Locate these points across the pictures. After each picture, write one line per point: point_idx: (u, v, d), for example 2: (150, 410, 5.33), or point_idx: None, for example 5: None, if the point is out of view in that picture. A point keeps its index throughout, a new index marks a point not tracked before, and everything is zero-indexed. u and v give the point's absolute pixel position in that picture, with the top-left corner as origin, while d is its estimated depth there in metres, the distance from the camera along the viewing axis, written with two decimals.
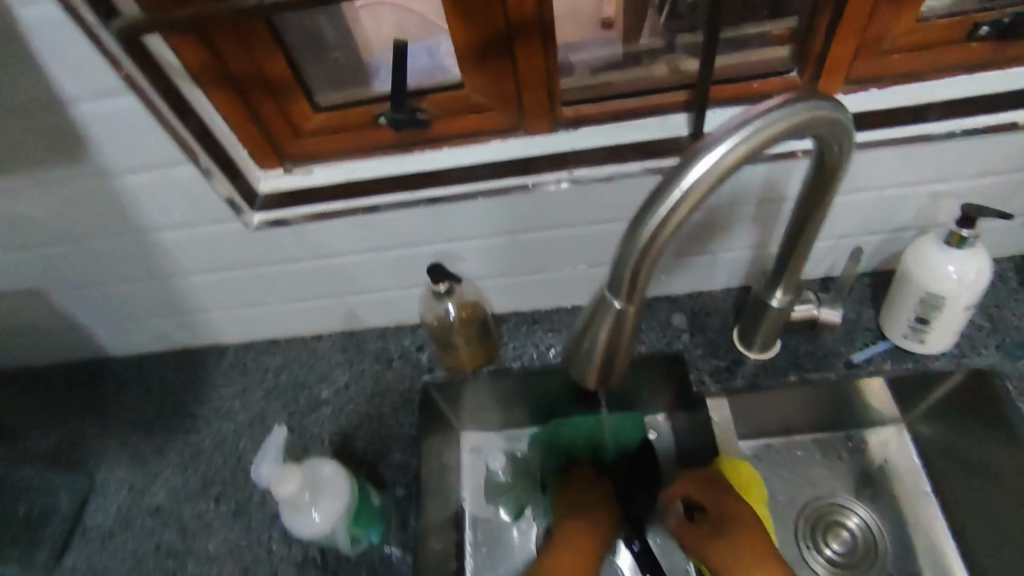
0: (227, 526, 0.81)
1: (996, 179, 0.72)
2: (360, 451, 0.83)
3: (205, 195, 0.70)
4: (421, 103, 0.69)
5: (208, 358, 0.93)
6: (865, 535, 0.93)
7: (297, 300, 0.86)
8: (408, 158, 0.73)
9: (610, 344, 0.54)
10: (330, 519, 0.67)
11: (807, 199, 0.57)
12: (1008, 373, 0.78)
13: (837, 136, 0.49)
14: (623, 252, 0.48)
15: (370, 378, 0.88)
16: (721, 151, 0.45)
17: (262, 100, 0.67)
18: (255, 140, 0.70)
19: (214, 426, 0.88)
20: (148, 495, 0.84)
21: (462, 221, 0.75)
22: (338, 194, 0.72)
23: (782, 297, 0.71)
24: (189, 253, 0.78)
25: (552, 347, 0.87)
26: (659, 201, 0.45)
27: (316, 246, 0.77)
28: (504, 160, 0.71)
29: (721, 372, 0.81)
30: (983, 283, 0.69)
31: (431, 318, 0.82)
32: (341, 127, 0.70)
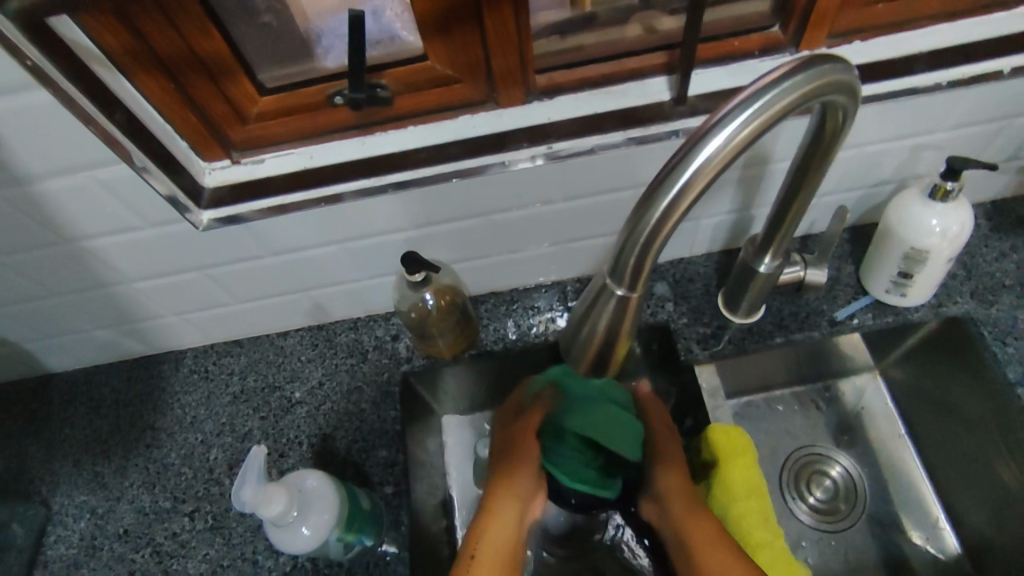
0: (207, 542, 0.74)
1: (976, 129, 0.71)
2: (343, 451, 0.77)
3: (143, 196, 0.64)
4: (381, 79, 0.62)
5: (164, 366, 0.85)
6: (846, 482, 0.93)
7: (258, 298, 0.80)
8: (371, 140, 0.67)
9: (611, 330, 0.50)
10: (321, 533, 0.63)
11: (803, 162, 0.54)
12: (982, 320, 0.81)
13: (844, 102, 0.47)
14: (627, 239, 0.44)
15: (344, 373, 0.82)
16: (732, 127, 0.41)
17: (199, 85, 0.59)
18: (195, 129, 0.62)
19: (178, 437, 0.81)
20: (113, 519, 0.77)
21: (434, 203, 0.70)
22: (294, 184, 0.66)
23: (770, 262, 0.70)
24: (130, 259, 0.71)
25: (534, 325, 0.84)
26: (668, 183, 0.42)
27: (276, 243, 0.72)
28: (475, 135, 0.66)
29: (709, 339, 0.80)
30: (964, 236, 0.70)
31: (407, 307, 0.77)
32: (291, 109, 0.63)
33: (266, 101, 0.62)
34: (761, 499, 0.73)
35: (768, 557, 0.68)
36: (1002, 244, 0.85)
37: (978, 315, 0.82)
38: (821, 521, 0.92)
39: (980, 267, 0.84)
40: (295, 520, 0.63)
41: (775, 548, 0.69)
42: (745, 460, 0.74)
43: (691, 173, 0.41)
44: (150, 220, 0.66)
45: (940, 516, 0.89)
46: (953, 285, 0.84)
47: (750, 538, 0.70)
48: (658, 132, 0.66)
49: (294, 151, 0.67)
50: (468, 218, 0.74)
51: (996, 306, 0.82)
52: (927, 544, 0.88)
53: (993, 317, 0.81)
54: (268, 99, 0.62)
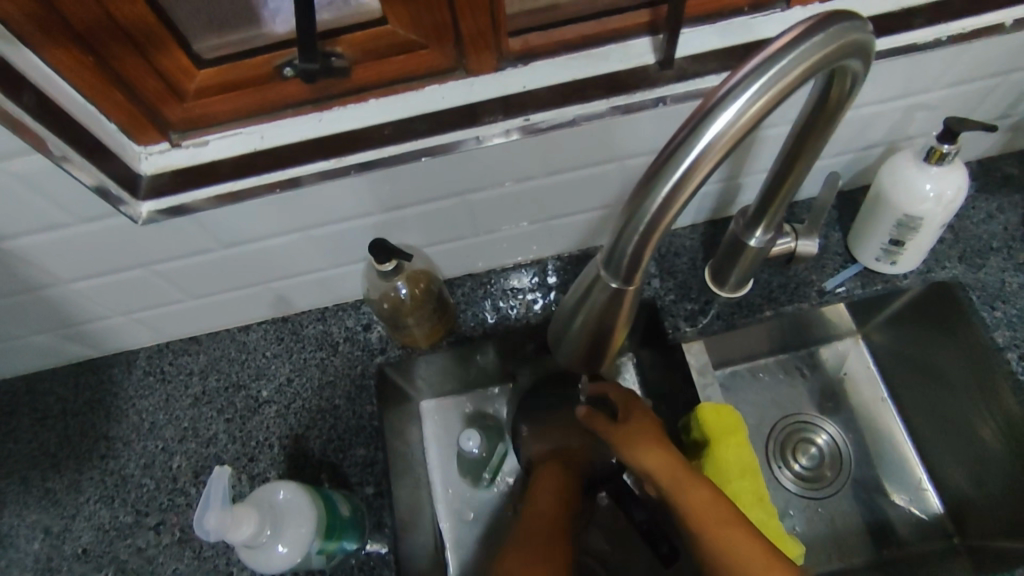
0: (176, 556, 0.70)
1: (972, 87, 0.68)
2: (318, 453, 0.73)
3: (69, 189, 0.56)
4: (335, 47, 0.55)
5: (115, 369, 0.79)
6: (832, 449, 0.93)
7: (214, 293, 0.73)
8: (328, 116, 0.60)
9: (604, 324, 0.46)
10: (300, 548, 0.59)
11: (802, 131, 0.50)
12: (970, 284, 0.80)
13: (857, 65, 0.42)
14: (624, 229, 0.40)
15: (314, 368, 0.77)
16: (741, 102, 0.36)
17: (125, 60, 0.51)
18: (125, 111, 0.55)
19: (137, 446, 0.75)
20: (71, 538, 0.71)
21: (402, 184, 0.64)
22: (245, 168, 0.60)
23: (762, 235, 0.66)
24: (62, 259, 0.63)
25: (513, 307, 0.79)
26: (669, 167, 0.37)
27: (228, 234, 0.65)
28: (444, 108, 0.60)
29: (697, 315, 0.76)
30: (958, 201, 0.67)
31: (377, 296, 0.72)
32: (234, 83, 0.56)
33: (204, 74, 0.54)
34: (754, 479, 0.71)
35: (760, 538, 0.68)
36: (988, 205, 0.84)
37: (966, 279, 0.80)
38: (806, 489, 0.91)
39: (968, 229, 0.83)
40: (269, 539, 0.58)
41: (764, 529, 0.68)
42: (737, 439, 0.72)
43: (696, 155, 0.37)
44: (81, 215, 0.59)
45: (923, 478, 0.89)
46: (942, 250, 0.82)
47: None
48: (644, 98, 0.60)
49: (241, 130, 0.60)
50: (440, 199, 0.68)
51: (984, 270, 0.81)
52: (910, 506, 0.88)
53: (981, 281, 0.80)
54: (208, 70, 0.54)
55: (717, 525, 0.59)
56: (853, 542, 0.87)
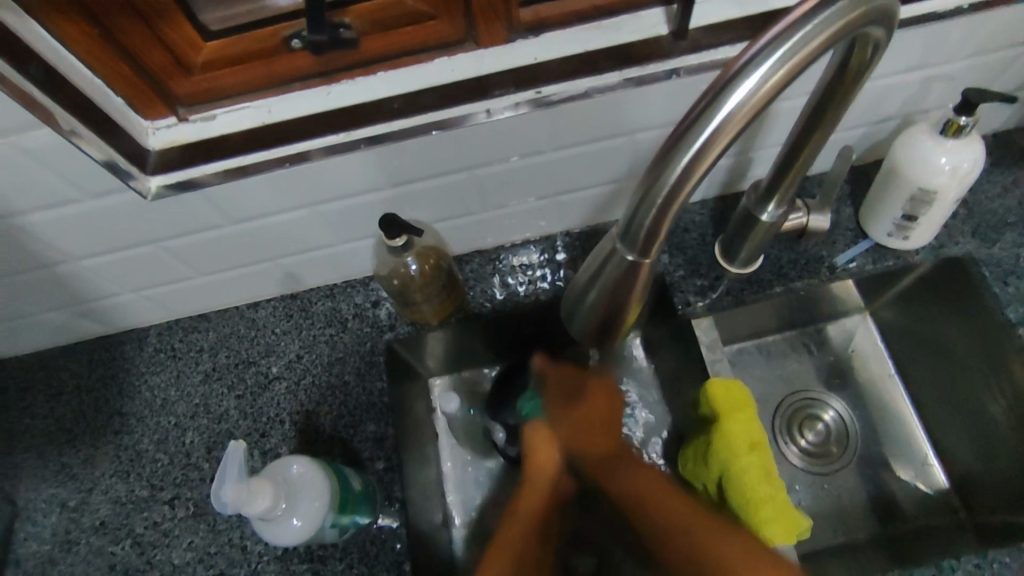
0: (191, 529, 0.70)
1: (990, 59, 0.67)
2: (329, 428, 0.73)
3: (77, 164, 0.56)
4: (343, 17, 0.54)
5: (126, 346, 0.79)
6: (838, 425, 0.93)
7: (222, 269, 0.73)
8: (337, 89, 0.59)
9: (619, 298, 0.46)
10: (314, 523, 0.59)
11: (819, 103, 0.49)
12: (982, 260, 0.80)
13: (880, 33, 0.42)
14: (642, 200, 0.39)
15: (324, 345, 0.77)
16: (764, 69, 0.36)
17: (132, 31, 0.50)
18: (131, 84, 0.54)
19: (150, 422, 0.75)
20: (87, 512, 0.72)
21: (411, 159, 0.64)
22: (254, 141, 0.59)
23: (774, 210, 0.66)
24: (72, 235, 0.63)
25: (521, 282, 0.79)
26: (689, 136, 0.37)
27: (237, 210, 0.65)
28: (454, 80, 0.59)
29: (707, 291, 0.76)
30: (974, 175, 0.67)
31: (387, 272, 0.72)
32: (241, 55, 0.55)
33: (211, 46, 0.53)
34: (763, 454, 0.71)
35: (768, 513, 0.67)
36: (1003, 179, 0.83)
37: (979, 255, 0.80)
38: (812, 464, 0.92)
39: (981, 204, 0.82)
40: (284, 513, 0.59)
41: (776, 505, 0.68)
42: (745, 414, 0.72)
43: (717, 124, 0.36)
44: (90, 190, 0.59)
45: (929, 454, 0.90)
46: (954, 226, 0.82)
47: (754, 493, 0.68)
48: (656, 71, 0.60)
49: (249, 103, 0.59)
50: (449, 174, 0.67)
51: (998, 246, 0.80)
52: (916, 481, 0.88)
53: (994, 257, 0.80)
54: (215, 42, 0.53)
55: (668, 513, 0.58)
56: (858, 517, 0.88)
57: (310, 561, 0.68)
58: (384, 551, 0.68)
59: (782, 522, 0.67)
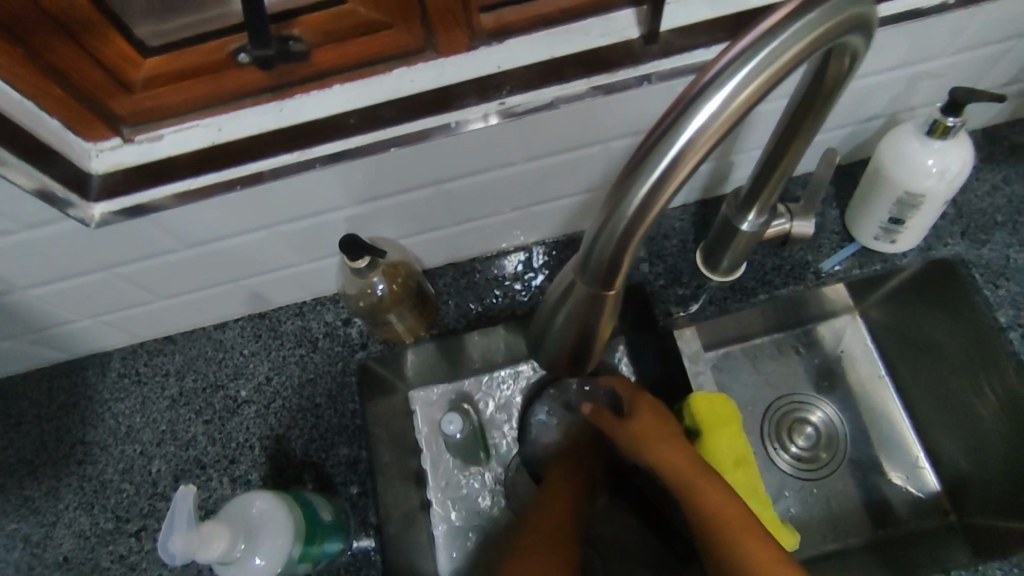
0: (160, 562, 0.68)
1: (979, 54, 0.64)
2: (300, 453, 0.71)
3: (14, 194, 0.53)
4: (291, 30, 0.51)
5: (88, 371, 0.76)
6: (827, 428, 0.91)
7: (184, 292, 0.70)
8: (289, 105, 0.56)
9: (586, 329, 0.43)
10: (275, 563, 0.57)
11: (798, 109, 0.46)
12: (973, 261, 0.77)
13: (857, 43, 0.39)
14: (602, 230, 0.36)
15: (294, 365, 0.74)
16: (726, 90, 0.33)
17: (61, 53, 0.47)
18: (67, 108, 0.51)
19: (114, 451, 0.73)
20: (51, 547, 0.70)
21: (372, 175, 0.61)
22: (203, 163, 0.56)
23: (755, 218, 0.63)
24: (18, 265, 0.60)
25: (497, 295, 0.77)
26: (649, 162, 0.34)
27: (193, 232, 0.62)
28: (413, 93, 0.56)
29: (689, 301, 0.74)
30: (963, 177, 0.64)
31: (355, 292, 0.69)
32: (184, 72, 0.51)
33: (152, 62, 0.50)
34: (748, 470, 0.70)
35: None
36: (994, 175, 0.80)
37: (968, 256, 0.78)
38: (803, 470, 0.90)
39: (971, 203, 0.79)
40: (244, 553, 0.56)
41: None
42: (731, 429, 0.70)
43: (679, 148, 0.34)
44: (31, 219, 0.55)
45: (920, 457, 0.88)
46: (943, 226, 0.79)
47: None
48: (627, 77, 0.56)
49: (198, 122, 0.56)
50: (415, 189, 0.64)
51: (988, 246, 0.77)
52: (907, 485, 0.87)
53: (984, 257, 0.77)
54: (156, 59, 0.50)
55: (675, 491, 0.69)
56: (848, 524, 0.86)
57: None
58: None
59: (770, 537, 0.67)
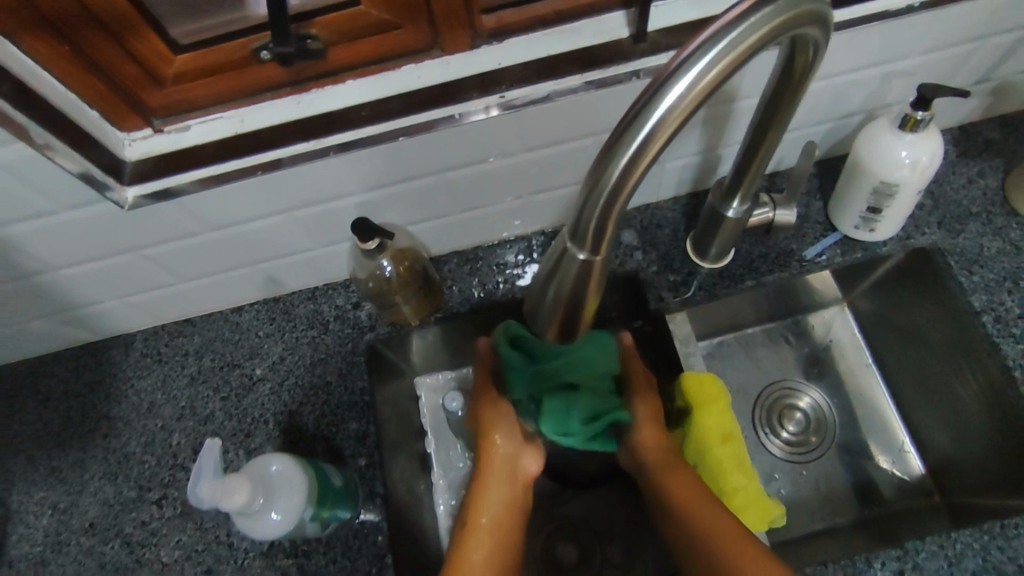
0: (179, 528, 0.72)
1: (948, 53, 0.68)
2: (312, 427, 0.75)
3: (56, 176, 0.57)
4: (309, 29, 0.56)
5: (113, 351, 0.81)
6: (816, 413, 0.95)
7: (204, 275, 0.75)
8: (306, 98, 0.61)
9: (577, 295, 0.47)
10: (291, 516, 0.61)
11: (771, 99, 0.51)
12: (950, 250, 0.81)
13: (815, 35, 0.43)
14: (588, 198, 0.41)
15: (306, 346, 0.79)
16: (694, 72, 0.38)
17: (101, 49, 0.52)
18: (105, 99, 0.56)
19: (137, 425, 0.77)
20: (77, 514, 0.74)
21: (382, 163, 0.65)
22: (227, 151, 0.61)
23: (739, 206, 0.68)
24: (55, 245, 0.65)
25: (499, 282, 0.81)
26: (628, 136, 0.38)
27: (215, 216, 0.67)
28: (421, 87, 0.61)
29: (680, 286, 0.78)
30: (934, 167, 0.68)
31: (364, 275, 0.74)
32: (211, 68, 0.56)
33: (182, 59, 0.55)
34: (736, 445, 0.73)
35: (743, 500, 0.70)
36: (969, 169, 0.84)
37: (946, 245, 0.82)
38: (792, 454, 0.93)
39: (949, 195, 0.83)
40: (263, 507, 0.60)
41: (747, 493, 0.70)
42: (720, 407, 0.74)
43: (653, 123, 0.38)
44: (70, 200, 0.60)
45: (905, 440, 0.91)
46: (921, 216, 0.83)
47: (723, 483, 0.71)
48: (618, 72, 0.61)
49: (223, 114, 0.61)
50: (421, 177, 0.69)
51: (964, 235, 0.82)
52: (893, 468, 0.90)
53: (960, 246, 0.81)
54: (186, 56, 0.55)
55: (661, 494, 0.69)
56: (836, 504, 0.90)
57: (294, 555, 0.70)
58: (367, 546, 0.70)
59: (756, 509, 0.70)
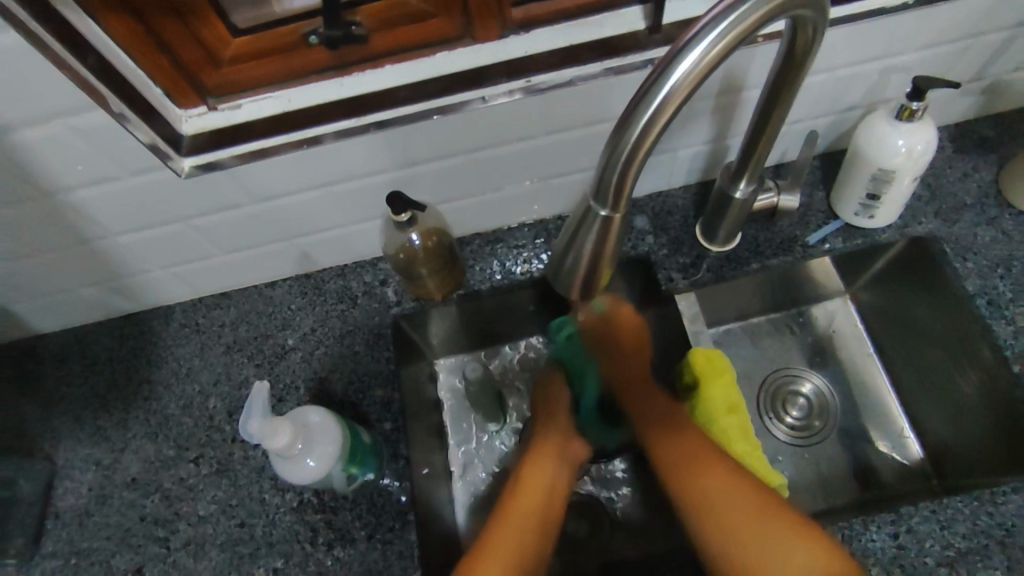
0: (214, 485, 0.77)
1: (942, 50, 0.74)
2: (340, 392, 0.80)
3: (122, 144, 0.63)
4: (355, 16, 0.62)
5: (153, 321, 0.86)
6: (818, 398, 0.98)
7: (243, 248, 0.80)
8: (348, 80, 0.67)
9: (597, 252, 0.52)
10: (326, 464, 0.67)
11: (776, 81, 0.56)
12: (945, 238, 0.86)
13: (812, 17, 0.48)
14: (610, 158, 0.46)
15: (335, 319, 0.84)
16: (704, 45, 0.43)
17: (171, 30, 0.57)
18: (169, 76, 0.61)
19: (176, 389, 0.82)
20: (119, 470, 0.79)
21: (415, 143, 0.71)
22: (275, 127, 0.66)
23: (745, 187, 0.72)
24: (114, 213, 0.71)
25: (517, 263, 0.86)
26: (646, 100, 0.43)
27: (260, 189, 0.72)
28: (454, 72, 0.67)
29: (689, 268, 0.83)
30: (928, 155, 0.73)
31: (394, 249, 0.80)
32: (265, 50, 0.62)
33: (240, 42, 0.61)
34: (740, 415, 0.78)
35: (749, 467, 0.74)
36: (964, 164, 0.89)
37: (941, 234, 0.86)
38: (796, 438, 0.97)
39: (944, 187, 0.88)
40: (301, 452, 0.66)
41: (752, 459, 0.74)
42: (724, 379, 0.78)
43: (669, 89, 0.43)
44: (132, 169, 0.66)
45: (904, 427, 0.94)
46: (918, 207, 0.88)
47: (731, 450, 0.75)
48: (635, 61, 0.66)
49: (273, 93, 0.66)
50: (450, 157, 0.74)
51: (959, 224, 0.86)
52: (892, 452, 0.92)
53: (954, 235, 0.86)
54: (242, 39, 0.61)
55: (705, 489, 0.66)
56: (839, 484, 0.93)
57: (322, 511, 0.74)
58: (391, 504, 0.74)
59: (760, 475, 0.74)
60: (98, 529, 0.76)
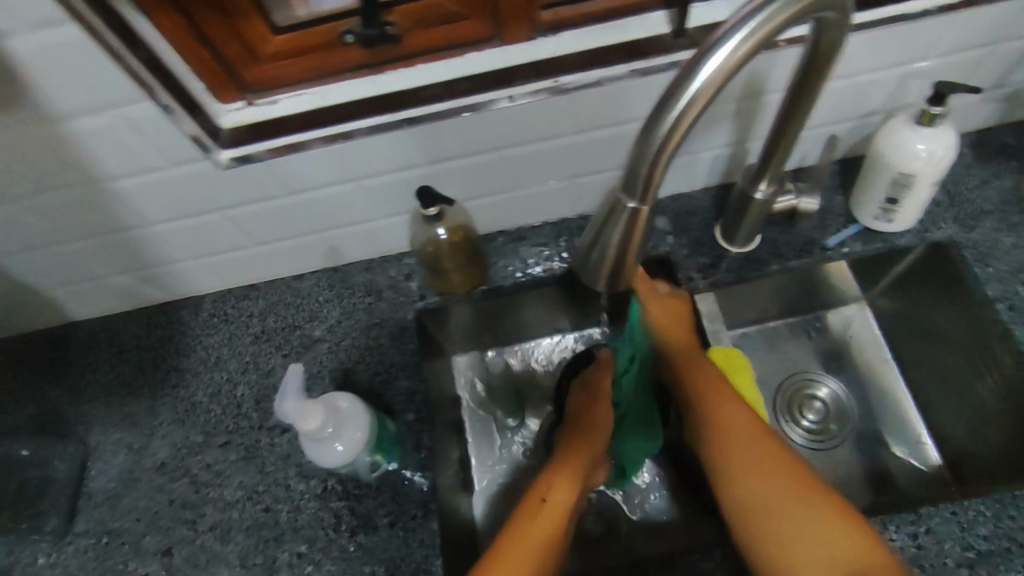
0: (241, 470, 0.79)
1: (962, 56, 0.75)
2: (365, 383, 0.82)
3: (166, 135, 0.66)
4: (389, 16, 0.64)
5: (184, 311, 0.89)
6: (835, 402, 0.99)
7: (274, 240, 0.83)
8: (381, 78, 0.69)
9: (623, 243, 0.54)
10: (354, 448, 0.69)
11: (799, 83, 0.57)
12: (964, 244, 0.86)
13: (836, 19, 0.50)
14: (640, 152, 0.47)
15: (361, 312, 0.86)
16: (732, 44, 0.44)
17: (216, 28, 0.60)
18: (212, 72, 0.63)
19: (205, 377, 0.84)
20: (149, 454, 0.81)
21: (444, 139, 0.73)
22: (311, 122, 0.69)
23: (766, 188, 0.74)
24: (153, 202, 0.73)
25: (539, 262, 0.88)
26: (676, 96, 0.45)
27: (293, 183, 0.74)
28: (483, 71, 0.69)
29: (709, 269, 0.84)
30: (949, 159, 0.74)
31: (423, 240, 0.81)
32: (304, 48, 0.64)
33: (281, 39, 0.63)
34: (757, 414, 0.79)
35: None
36: (983, 171, 0.90)
37: (960, 239, 0.87)
38: (813, 441, 0.97)
39: (963, 193, 0.89)
40: (331, 436, 0.69)
41: None
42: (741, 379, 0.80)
43: (698, 86, 0.45)
44: (173, 160, 0.68)
45: (922, 432, 0.94)
46: (937, 213, 0.89)
47: None
48: (660, 63, 0.68)
49: (309, 89, 0.69)
50: (477, 155, 0.76)
51: (977, 230, 0.87)
52: (909, 458, 0.93)
53: (973, 240, 0.86)
54: (284, 37, 0.63)
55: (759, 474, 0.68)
56: (855, 488, 0.93)
57: (345, 498, 0.76)
58: (411, 493, 0.75)
59: None
60: (128, 511, 0.78)
